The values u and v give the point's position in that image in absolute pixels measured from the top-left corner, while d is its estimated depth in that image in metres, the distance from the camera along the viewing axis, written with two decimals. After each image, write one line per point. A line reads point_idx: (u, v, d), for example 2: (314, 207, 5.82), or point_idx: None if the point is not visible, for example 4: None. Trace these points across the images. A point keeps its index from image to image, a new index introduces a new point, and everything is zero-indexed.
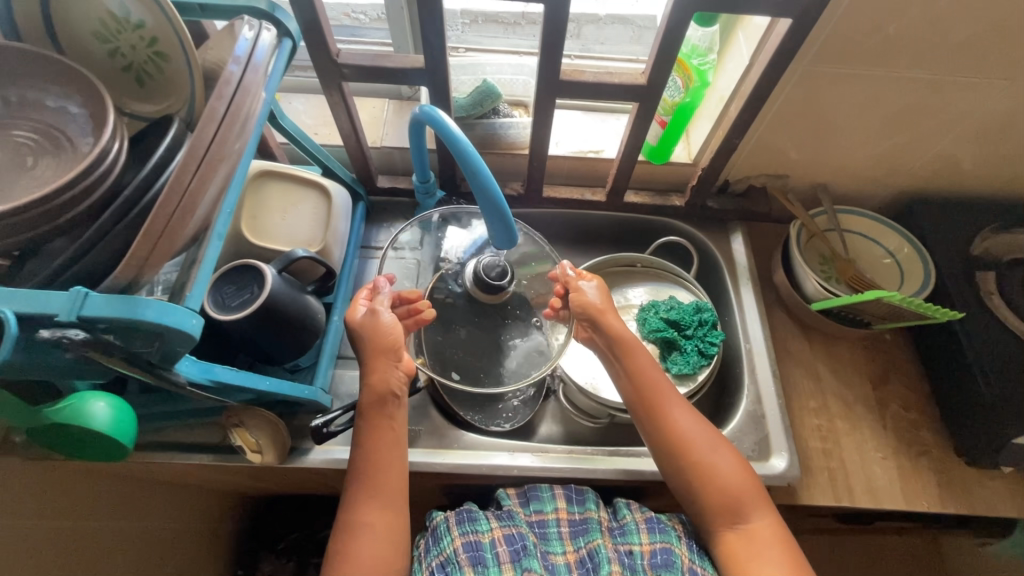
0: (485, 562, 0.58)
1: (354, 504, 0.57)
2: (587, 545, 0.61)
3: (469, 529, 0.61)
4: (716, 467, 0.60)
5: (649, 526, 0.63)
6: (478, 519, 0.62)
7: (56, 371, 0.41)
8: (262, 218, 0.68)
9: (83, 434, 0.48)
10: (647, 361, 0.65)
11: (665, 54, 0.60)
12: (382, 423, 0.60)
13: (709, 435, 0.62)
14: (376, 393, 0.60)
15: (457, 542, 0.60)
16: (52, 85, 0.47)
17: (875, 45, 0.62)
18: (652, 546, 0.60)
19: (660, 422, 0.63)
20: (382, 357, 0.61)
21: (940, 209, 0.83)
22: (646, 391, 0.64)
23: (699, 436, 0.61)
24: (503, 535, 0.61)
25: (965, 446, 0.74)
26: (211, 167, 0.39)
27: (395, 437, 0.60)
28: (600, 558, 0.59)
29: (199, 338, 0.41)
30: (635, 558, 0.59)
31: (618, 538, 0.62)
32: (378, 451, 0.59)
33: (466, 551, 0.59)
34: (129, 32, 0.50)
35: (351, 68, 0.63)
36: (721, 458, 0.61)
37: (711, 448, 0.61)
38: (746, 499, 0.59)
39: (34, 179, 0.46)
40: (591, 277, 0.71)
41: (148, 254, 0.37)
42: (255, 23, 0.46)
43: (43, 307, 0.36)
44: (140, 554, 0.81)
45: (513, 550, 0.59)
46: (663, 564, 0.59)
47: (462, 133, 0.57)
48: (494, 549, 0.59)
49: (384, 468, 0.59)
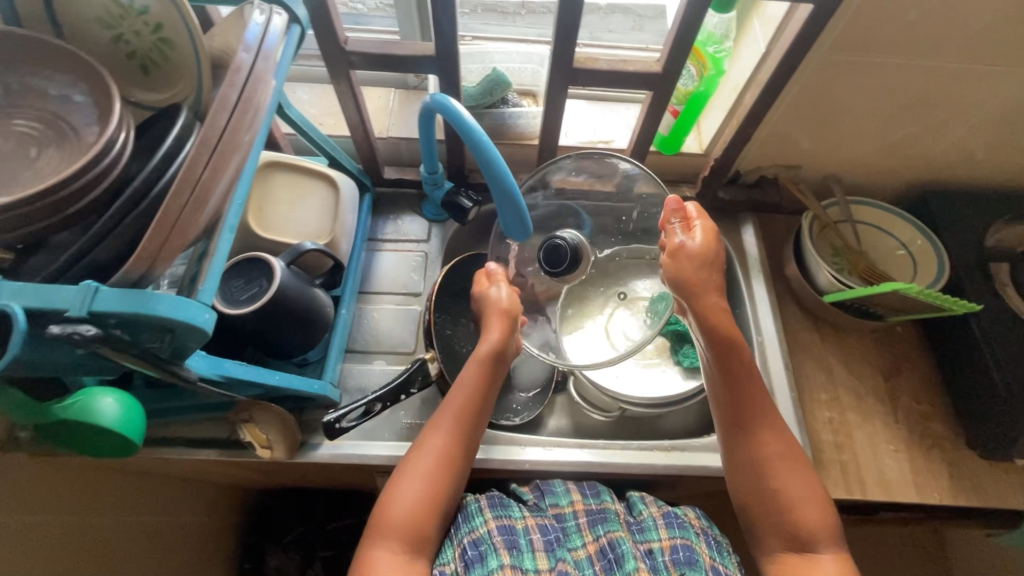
0: (520, 547, 0.58)
1: (433, 426, 0.62)
2: (608, 535, 0.61)
3: (502, 513, 0.62)
4: (793, 498, 0.59)
5: (668, 522, 0.62)
6: (510, 506, 0.63)
7: (65, 367, 0.41)
8: (269, 210, 0.67)
9: (92, 431, 0.47)
10: (747, 368, 0.64)
11: (681, 42, 0.59)
12: (482, 374, 0.65)
13: (795, 462, 0.61)
14: (492, 348, 0.66)
15: (492, 523, 0.60)
16: (54, 73, 0.46)
17: (896, 32, 0.61)
18: (673, 541, 0.60)
19: (750, 426, 0.62)
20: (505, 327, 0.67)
21: (953, 199, 0.82)
22: (740, 397, 0.63)
23: (781, 462, 0.60)
24: (536, 523, 0.62)
25: (977, 439, 0.74)
26: (224, 156, 0.38)
27: (488, 393, 0.65)
28: (622, 550, 0.59)
29: (212, 332, 0.40)
30: (656, 558, 0.59)
31: (638, 535, 0.62)
32: (469, 392, 0.64)
33: (501, 534, 0.59)
34: (133, 18, 0.49)
35: (360, 56, 0.62)
36: (803, 489, 0.59)
37: (794, 476, 0.60)
38: (819, 533, 0.57)
39: (38, 170, 0.44)
40: (697, 231, 0.67)
41: (159, 248, 0.36)
42: (264, 8, 0.45)
43: (52, 302, 0.35)
44: (144, 549, 0.80)
45: (547, 539, 0.60)
46: (686, 561, 0.58)
47: (475, 122, 0.55)
48: (529, 536, 0.60)
49: (471, 412, 0.63)
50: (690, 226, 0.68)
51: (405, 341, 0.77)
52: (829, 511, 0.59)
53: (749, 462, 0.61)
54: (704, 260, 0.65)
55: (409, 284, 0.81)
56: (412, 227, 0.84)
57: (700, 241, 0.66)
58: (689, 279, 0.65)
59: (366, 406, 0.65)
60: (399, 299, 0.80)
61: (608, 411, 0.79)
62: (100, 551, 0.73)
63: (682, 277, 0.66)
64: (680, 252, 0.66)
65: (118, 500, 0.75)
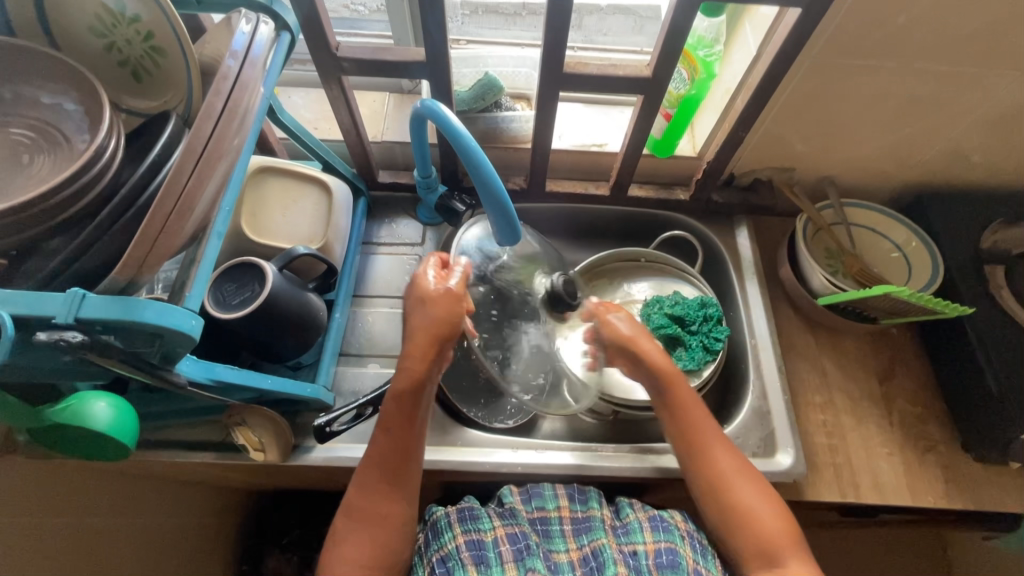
0: (487, 562, 0.58)
1: (362, 493, 0.59)
2: (591, 544, 0.62)
3: (472, 527, 0.61)
4: (754, 510, 0.60)
5: (653, 525, 0.63)
6: (480, 517, 0.62)
7: (55, 372, 0.41)
8: (262, 215, 0.68)
9: (86, 434, 0.48)
10: (694, 401, 0.65)
11: (669, 46, 0.59)
12: (405, 419, 0.59)
13: (750, 474, 0.62)
14: (409, 388, 0.58)
15: (461, 539, 0.60)
16: (46, 82, 0.46)
17: (886, 35, 0.61)
18: (657, 545, 0.61)
19: (700, 458, 0.63)
20: (433, 355, 0.58)
21: (948, 201, 0.82)
22: (691, 430, 0.64)
23: (736, 477, 0.61)
24: (506, 533, 0.61)
25: (972, 442, 0.73)
26: (210, 164, 0.38)
27: (412, 435, 0.59)
28: (604, 558, 0.60)
29: (199, 338, 0.40)
30: (640, 559, 0.60)
31: (622, 537, 0.63)
32: (392, 442, 0.59)
33: (469, 549, 0.59)
34: (125, 26, 0.50)
35: (351, 62, 0.62)
36: (760, 501, 0.60)
37: (750, 487, 0.61)
38: (783, 544, 0.58)
39: (31, 177, 0.45)
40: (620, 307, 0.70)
41: (146, 255, 0.36)
42: (251, 18, 0.45)
43: (40, 309, 0.35)
44: (141, 551, 0.81)
45: (516, 549, 0.60)
46: (668, 564, 0.59)
47: (465, 128, 0.56)
48: (498, 549, 0.59)
49: (399, 463, 0.59)
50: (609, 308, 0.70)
51: (398, 345, 0.77)
52: (790, 522, 0.59)
53: (707, 484, 0.62)
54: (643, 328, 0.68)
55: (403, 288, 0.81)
56: (406, 230, 0.85)
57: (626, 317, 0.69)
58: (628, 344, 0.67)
59: (358, 408, 0.66)
60: (393, 302, 0.80)
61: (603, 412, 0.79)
62: (98, 551, 0.74)
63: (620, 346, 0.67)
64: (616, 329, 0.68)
65: (115, 501, 0.76)
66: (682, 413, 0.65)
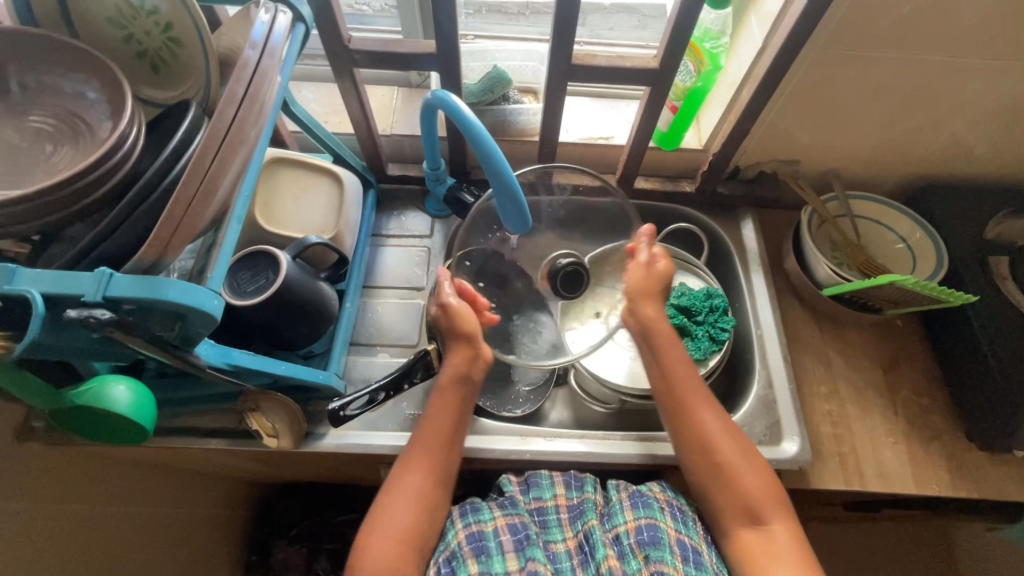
0: (487, 552, 0.60)
1: (404, 470, 0.63)
2: (583, 528, 0.63)
3: (472, 520, 0.63)
4: (737, 469, 0.62)
5: (634, 502, 0.64)
6: (481, 509, 0.64)
7: (82, 352, 0.42)
8: (275, 206, 0.69)
9: (106, 416, 0.49)
10: (677, 358, 0.69)
11: (676, 38, 0.60)
12: (450, 404, 0.67)
13: (736, 434, 0.64)
14: (456, 376, 0.68)
15: (461, 535, 0.61)
16: (68, 71, 0.48)
17: (891, 27, 0.62)
18: (637, 523, 0.62)
19: (688, 417, 0.65)
20: (467, 349, 0.69)
21: (953, 193, 0.83)
22: (677, 387, 0.67)
23: (722, 436, 0.64)
24: (506, 523, 0.62)
25: (976, 431, 0.74)
26: (232, 149, 0.39)
27: (457, 418, 0.67)
28: (594, 540, 0.62)
29: (220, 319, 0.41)
30: (622, 541, 0.61)
31: (607, 523, 0.64)
32: (438, 423, 0.66)
33: (470, 542, 0.60)
34: (144, 18, 0.51)
35: (363, 54, 0.63)
36: (743, 459, 0.62)
37: (734, 446, 0.63)
38: (768, 503, 0.60)
39: (54, 164, 0.46)
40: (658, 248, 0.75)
41: (170, 236, 0.38)
42: (270, 8, 0.47)
43: (70, 287, 0.36)
44: (153, 538, 0.82)
45: (516, 539, 0.61)
46: (650, 541, 0.60)
47: (476, 118, 0.57)
48: (499, 538, 0.61)
49: (442, 444, 0.65)
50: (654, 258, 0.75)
51: (408, 335, 0.78)
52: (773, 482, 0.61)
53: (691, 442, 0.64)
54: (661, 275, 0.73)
55: (413, 279, 0.82)
56: (415, 223, 0.86)
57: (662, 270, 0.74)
58: (642, 290, 0.72)
59: (370, 395, 0.67)
60: (403, 293, 0.81)
61: (609, 402, 0.80)
62: (111, 537, 0.75)
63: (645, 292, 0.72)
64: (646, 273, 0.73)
65: (128, 489, 0.77)
66: (671, 373, 0.68)
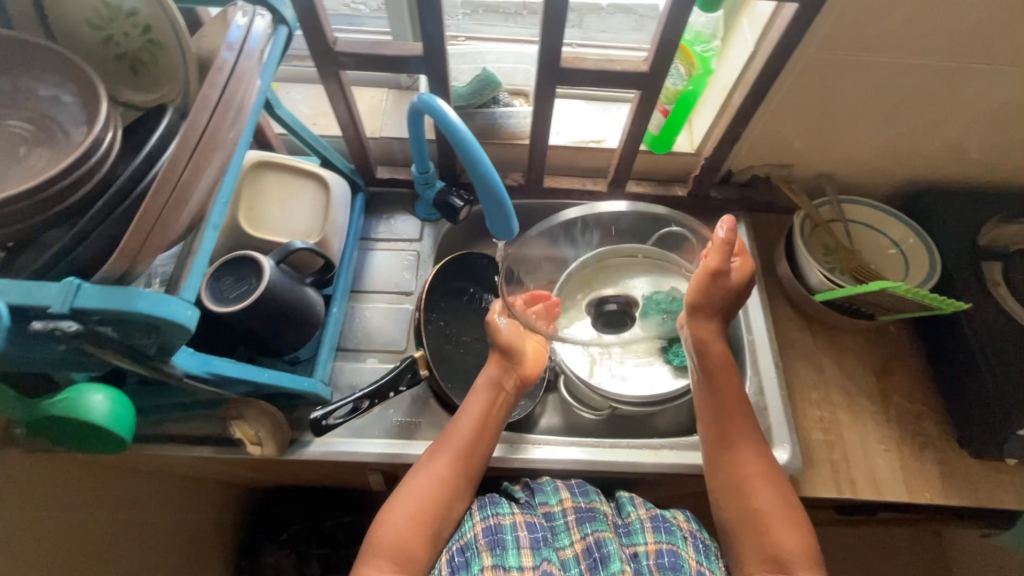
0: (503, 545, 0.59)
1: (432, 453, 0.64)
2: (594, 534, 0.61)
3: (490, 513, 0.62)
4: (771, 515, 0.61)
5: (655, 525, 0.62)
6: (500, 503, 0.63)
7: (52, 363, 0.41)
8: (259, 209, 0.68)
9: (82, 426, 0.48)
10: (731, 392, 0.67)
11: (667, 42, 0.59)
12: (484, 406, 0.67)
13: (773, 477, 0.63)
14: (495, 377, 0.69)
15: (479, 526, 0.60)
16: (44, 74, 0.47)
17: (883, 31, 0.61)
18: (659, 546, 0.60)
19: (729, 452, 0.65)
20: (503, 357, 0.70)
21: (946, 198, 0.82)
22: (721, 416, 0.66)
23: (761, 481, 0.63)
24: (524, 520, 0.61)
25: (969, 439, 0.74)
26: (206, 155, 0.38)
27: (490, 423, 0.66)
28: (608, 550, 0.59)
29: (194, 330, 0.40)
30: (640, 561, 0.59)
31: (625, 538, 0.62)
32: (471, 419, 0.66)
33: (486, 535, 0.59)
34: (123, 20, 0.50)
35: (349, 56, 0.62)
36: (780, 510, 0.61)
37: (773, 494, 0.62)
38: (798, 553, 0.58)
39: (28, 170, 0.45)
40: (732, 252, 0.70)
41: (140, 246, 0.37)
42: (248, 11, 0.46)
43: (35, 298, 0.35)
44: (141, 544, 0.81)
45: (534, 537, 0.60)
46: (670, 566, 0.58)
47: (462, 122, 0.56)
48: (515, 533, 0.60)
49: (472, 442, 0.65)
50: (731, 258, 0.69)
51: (396, 340, 0.78)
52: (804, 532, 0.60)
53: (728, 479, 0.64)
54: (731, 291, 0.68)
55: (401, 283, 0.81)
56: (405, 226, 0.85)
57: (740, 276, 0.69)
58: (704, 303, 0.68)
59: (355, 402, 0.65)
60: (392, 297, 0.81)
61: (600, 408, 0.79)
62: (98, 544, 0.74)
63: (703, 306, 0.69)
64: (715, 279, 0.66)
65: (111, 496, 0.76)
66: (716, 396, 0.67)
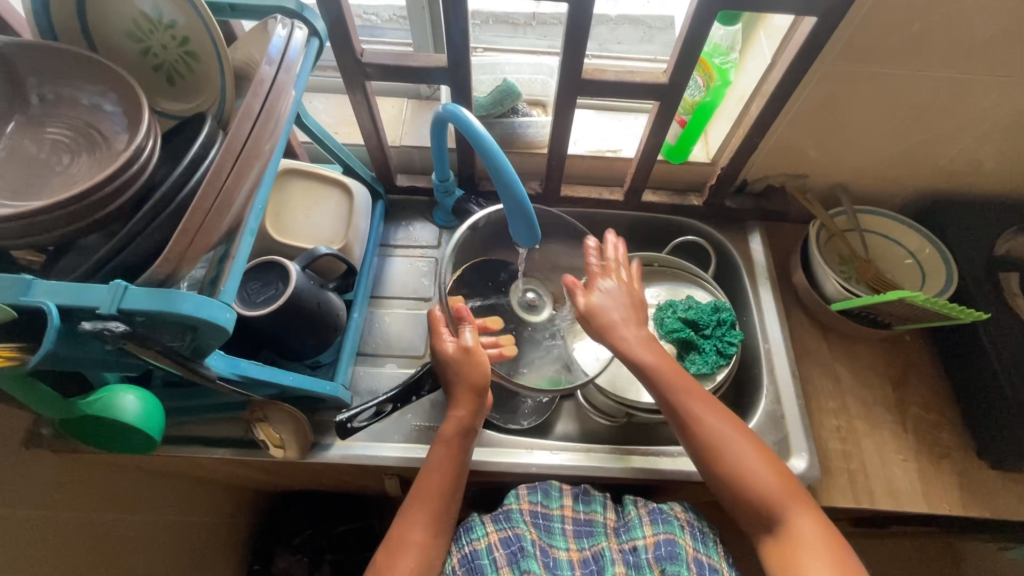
0: (481, 570, 0.60)
1: (405, 521, 0.60)
2: (591, 547, 0.63)
3: (466, 541, 0.62)
4: (756, 466, 0.59)
5: (652, 518, 0.63)
6: (473, 527, 0.63)
7: (94, 363, 0.42)
8: (285, 216, 0.70)
9: (114, 426, 0.49)
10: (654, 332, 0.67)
11: (687, 53, 0.60)
12: (453, 457, 0.64)
13: (741, 430, 0.62)
14: (460, 428, 0.64)
15: (456, 559, 0.61)
16: (87, 84, 0.48)
17: (901, 44, 0.62)
18: (656, 537, 0.61)
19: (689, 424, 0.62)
20: (475, 400, 0.64)
21: (961, 209, 0.83)
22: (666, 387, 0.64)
23: (730, 434, 0.61)
24: (499, 539, 0.61)
25: (987, 449, 0.73)
26: (247, 164, 0.40)
27: (461, 472, 0.64)
28: (603, 561, 0.61)
29: (232, 331, 0.42)
30: (639, 554, 0.61)
31: (623, 535, 0.64)
32: (441, 475, 0.62)
33: (463, 565, 0.61)
34: (161, 32, 0.51)
35: (374, 67, 0.64)
36: (757, 458, 0.60)
37: (747, 445, 0.60)
38: (787, 500, 0.58)
39: (70, 176, 0.47)
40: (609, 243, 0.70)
41: (184, 250, 0.38)
42: (286, 23, 0.48)
43: (84, 300, 0.37)
44: (157, 547, 0.81)
45: (510, 552, 0.60)
46: (668, 556, 0.60)
47: (486, 131, 0.57)
48: (491, 555, 0.60)
49: (445, 497, 0.62)
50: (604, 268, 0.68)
51: (415, 345, 0.78)
52: (789, 475, 0.60)
53: (703, 447, 0.61)
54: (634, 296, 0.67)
55: (420, 290, 0.82)
56: (423, 233, 0.86)
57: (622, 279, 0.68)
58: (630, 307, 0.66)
59: (377, 406, 0.67)
60: (410, 303, 0.82)
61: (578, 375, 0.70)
62: (115, 546, 0.74)
63: (600, 321, 0.66)
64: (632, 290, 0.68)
65: (132, 495, 0.77)
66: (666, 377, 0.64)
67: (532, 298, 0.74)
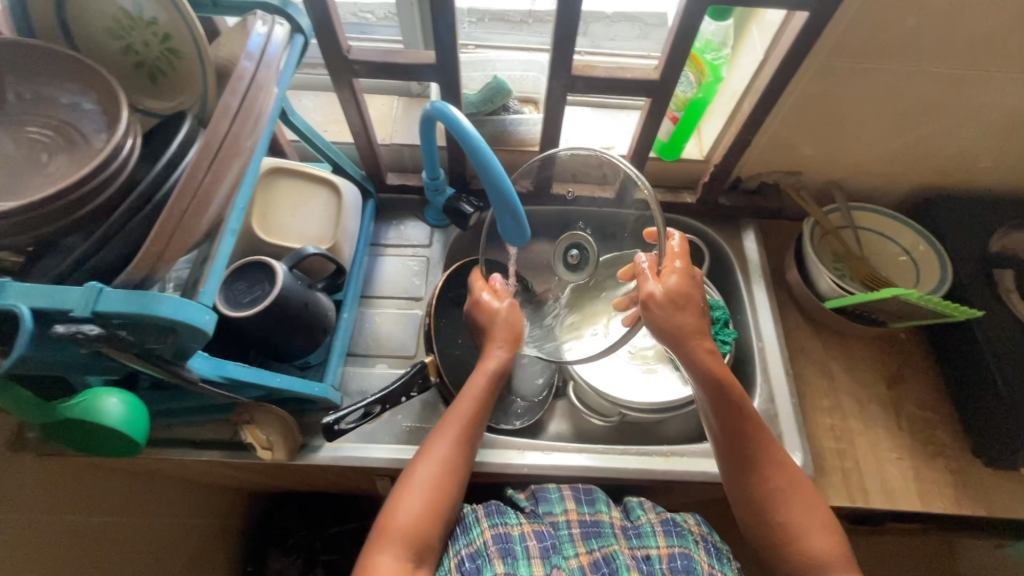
0: (514, 554, 0.59)
1: (436, 438, 0.63)
2: (602, 549, 0.61)
3: (499, 521, 0.62)
4: (803, 524, 0.60)
5: (666, 529, 0.63)
6: (507, 513, 0.63)
7: (72, 366, 0.42)
8: (272, 215, 0.69)
9: (98, 430, 0.48)
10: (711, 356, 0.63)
11: (678, 49, 0.60)
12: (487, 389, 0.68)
13: (798, 488, 0.61)
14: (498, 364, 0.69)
15: (489, 533, 0.61)
16: (65, 81, 0.47)
17: (894, 40, 0.61)
18: (671, 550, 0.61)
19: (749, 475, 0.62)
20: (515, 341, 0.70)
21: (955, 206, 0.82)
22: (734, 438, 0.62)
23: (787, 492, 0.61)
24: (532, 530, 0.62)
25: (983, 447, 0.73)
26: (225, 163, 0.39)
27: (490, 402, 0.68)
28: (616, 564, 0.59)
29: (213, 334, 0.41)
30: (653, 564, 0.60)
31: (635, 540, 0.63)
32: (475, 399, 0.66)
33: (496, 543, 0.60)
34: (142, 29, 0.50)
35: (362, 65, 0.63)
36: (808, 515, 0.60)
37: (800, 502, 0.61)
38: (833, 559, 0.58)
39: (49, 175, 0.46)
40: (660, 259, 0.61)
41: (161, 251, 0.37)
42: (267, 19, 0.47)
43: (58, 302, 0.36)
44: (148, 550, 0.81)
45: (543, 546, 0.60)
46: (684, 569, 0.60)
47: (474, 129, 0.56)
48: (524, 543, 0.60)
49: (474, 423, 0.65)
50: (663, 271, 0.61)
51: (405, 345, 0.78)
52: (837, 534, 0.60)
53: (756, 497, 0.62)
54: (677, 304, 0.60)
55: (411, 290, 0.82)
56: (414, 232, 0.85)
57: (672, 286, 0.61)
58: (671, 330, 0.61)
59: (366, 406, 0.65)
60: (401, 303, 0.81)
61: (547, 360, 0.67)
62: (105, 549, 0.73)
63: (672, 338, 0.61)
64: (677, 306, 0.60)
65: (122, 498, 0.76)
66: (738, 424, 0.62)
67: (576, 256, 0.67)
